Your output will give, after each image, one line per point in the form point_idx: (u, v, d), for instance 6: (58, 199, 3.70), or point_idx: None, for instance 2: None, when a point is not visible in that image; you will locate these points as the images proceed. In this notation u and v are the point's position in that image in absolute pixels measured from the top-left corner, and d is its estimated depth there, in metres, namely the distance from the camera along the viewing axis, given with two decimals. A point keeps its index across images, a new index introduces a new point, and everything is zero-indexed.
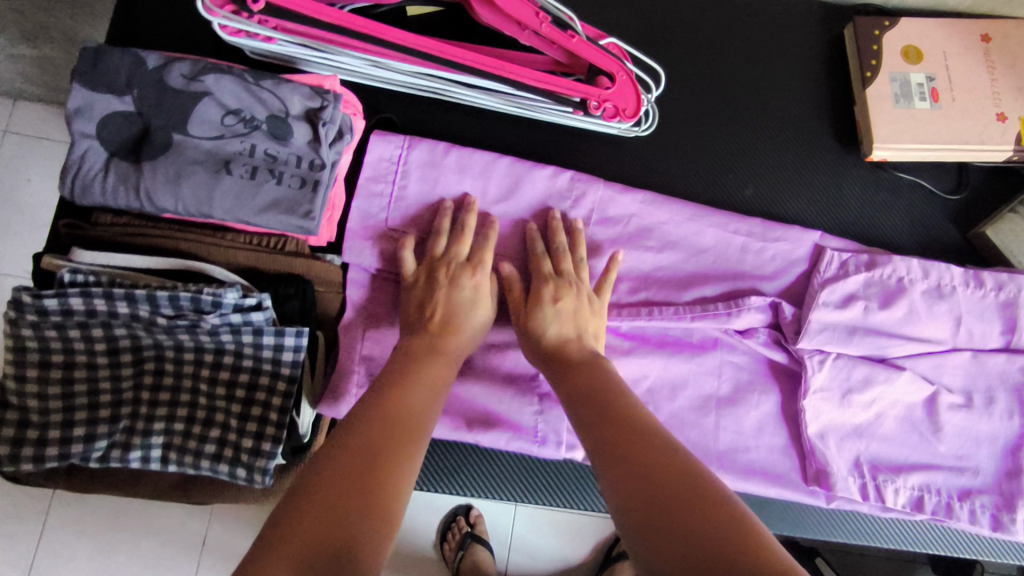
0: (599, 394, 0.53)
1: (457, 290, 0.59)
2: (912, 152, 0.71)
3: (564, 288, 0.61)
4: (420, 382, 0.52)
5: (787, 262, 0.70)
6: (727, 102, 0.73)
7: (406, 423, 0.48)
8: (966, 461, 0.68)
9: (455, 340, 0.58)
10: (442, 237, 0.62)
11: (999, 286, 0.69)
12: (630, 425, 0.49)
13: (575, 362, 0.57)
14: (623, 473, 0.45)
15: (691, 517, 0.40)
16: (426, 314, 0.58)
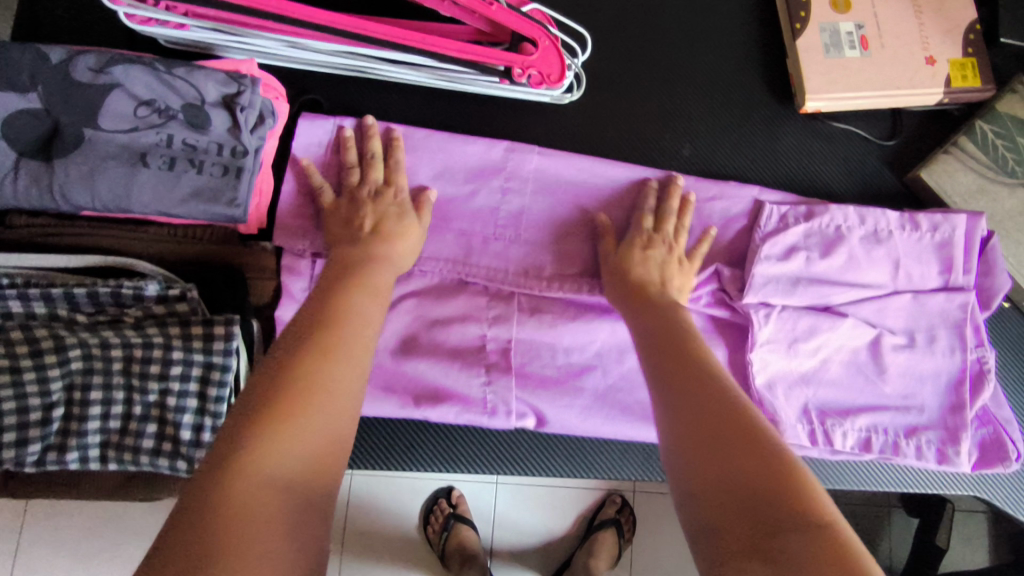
0: (671, 334, 0.53)
1: (385, 207, 0.59)
2: (845, 101, 0.71)
3: (657, 243, 0.63)
4: (352, 308, 0.50)
5: (726, 218, 0.70)
6: (659, 63, 0.73)
7: (330, 325, 0.47)
8: (912, 400, 0.69)
9: (392, 246, 0.57)
10: (357, 162, 0.61)
11: (935, 227, 0.69)
12: (700, 368, 0.49)
13: (650, 307, 0.57)
14: (688, 405, 0.46)
15: (754, 458, 0.40)
16: (358, 226, 0.57)
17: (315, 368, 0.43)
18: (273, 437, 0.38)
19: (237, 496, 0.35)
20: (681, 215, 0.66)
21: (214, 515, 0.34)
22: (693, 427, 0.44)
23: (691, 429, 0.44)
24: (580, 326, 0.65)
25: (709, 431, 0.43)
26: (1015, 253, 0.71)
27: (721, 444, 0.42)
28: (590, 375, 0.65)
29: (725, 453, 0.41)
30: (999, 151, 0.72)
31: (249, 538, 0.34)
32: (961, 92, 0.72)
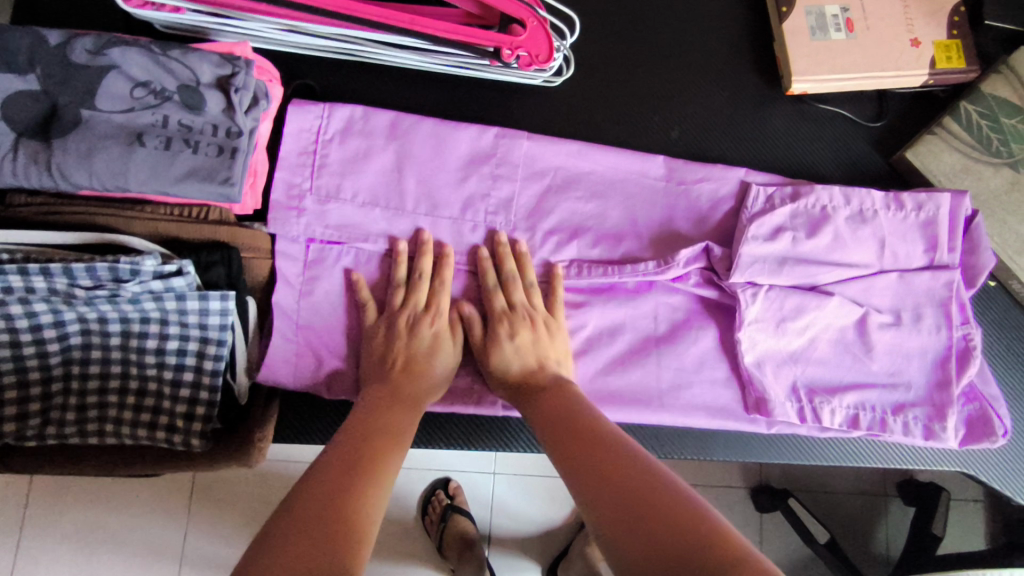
0: (562, 418, 0.57)
1: (419, 339, 0.62)
2: (831, 83, 0.72)
3: (519, 321, 0.64)
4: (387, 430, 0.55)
5: (713, 200, 0.71)
6: (647, 48, 0.74)
7: (382, 421, 0.56)
8: (898, 377, 0.70)
9: (419, 384, 0.61)
10: (399, 285, 0.64)
11: (919, 207, 0.70)
12: (598, 439, 0.53)
13: (547, 391, 0.60)
14: (590, 482, 0.50)
15: (656, 513, 0.45)
16: (388, 364, 0.61)
17: (371, 438, 0.54)
18: (331, 482, 0.48)
19: (322, 520, 0.44)
20: (523, 276, 0.66)
21: (301, 534, 0.43)
22: (597, 502, 0.48)
23: (598, 499, 0.48)
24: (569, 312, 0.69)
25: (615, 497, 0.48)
26: (999, 232, 0.72)
27: (625, 508, 0.46)
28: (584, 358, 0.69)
29: (633, 516, 0.46)
30: (986, 133, 0.73)
31: None
32: (946, 73, 0.73)
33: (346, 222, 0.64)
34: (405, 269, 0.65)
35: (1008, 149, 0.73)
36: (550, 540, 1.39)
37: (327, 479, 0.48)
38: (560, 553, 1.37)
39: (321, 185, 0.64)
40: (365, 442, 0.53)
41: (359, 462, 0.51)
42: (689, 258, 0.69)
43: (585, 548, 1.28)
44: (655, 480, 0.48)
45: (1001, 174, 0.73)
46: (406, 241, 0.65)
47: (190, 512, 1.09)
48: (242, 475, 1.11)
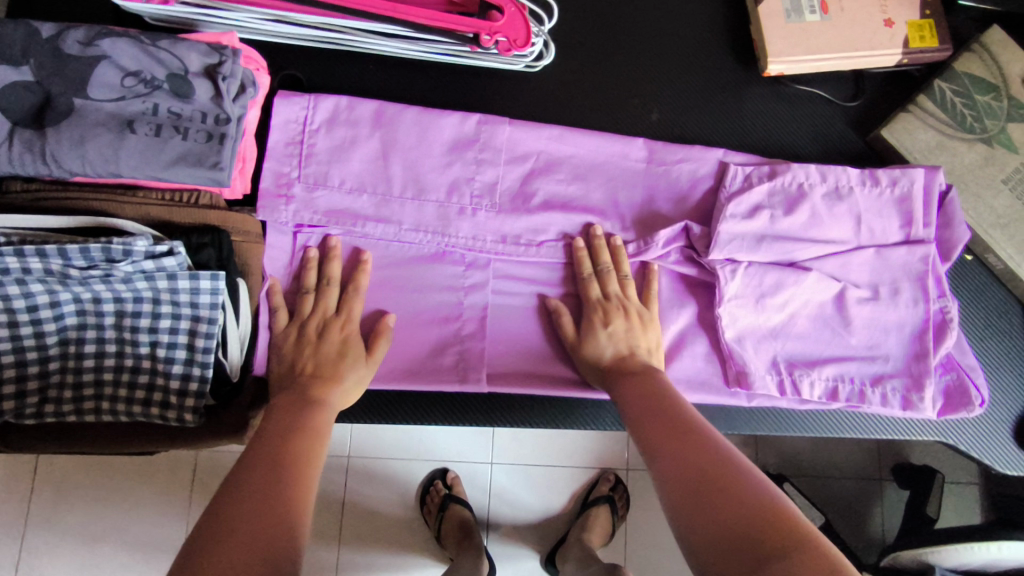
0: (649, 397, 0.60)
1: (328, 343, 0.61)
2: (806, 63, 0.74)
3: (614, 311, 0.66)
4: (306, 430, 0.54)
5: (692, 180, 0.73)
6: (625, 33, 0.75)
7: (304, 419, 0.55)
8: (877, 350, 0.72)
9: (328, 392, 0.59)
10: (308, 291, 0.64)
11: (894, 182, 0.72)
12: (683, 423, 0.55)
13: (632, 374, 0.63)
14: (675, 458, 0.52)
15: (734, 496, 0.47)
16: (298, 370, 0.60)
17: (295, 431, 0.54)
18: (266, 471, 0.48)
19: (259, 507, 0.45)
20: (618, 269, 0.69)
21: (239, 520, 0.43)
22: (680, 476, 0.50)
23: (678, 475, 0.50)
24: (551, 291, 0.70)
25: (694, 475, 0.50)
26: (974, 206, 0.74)
27: (703, 488, 0.48)
28: None
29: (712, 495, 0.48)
30: (959, 110, 0.75)
31: None
32: (919, 53, 0.75)
33: (333, 206, 0.66)
34: (315, 275, 0.65)
35: (982, 124, 0.75)
36: (548, 527, 1.41)
37: (261, 469, 0.49)
38: (558, 540, 1.39)
39: (309, 174, 0.65)
40: (293, 434, 0.53)
41: (286, 453, 0.51)
42: (668, 238, 0.70)
43: (582, 534, 1.29)
44: (736, 467, 0.49)
45: (974, 149, 0.75)
46: (315, 249, 0.66)
47: (192, 503, 1.11)
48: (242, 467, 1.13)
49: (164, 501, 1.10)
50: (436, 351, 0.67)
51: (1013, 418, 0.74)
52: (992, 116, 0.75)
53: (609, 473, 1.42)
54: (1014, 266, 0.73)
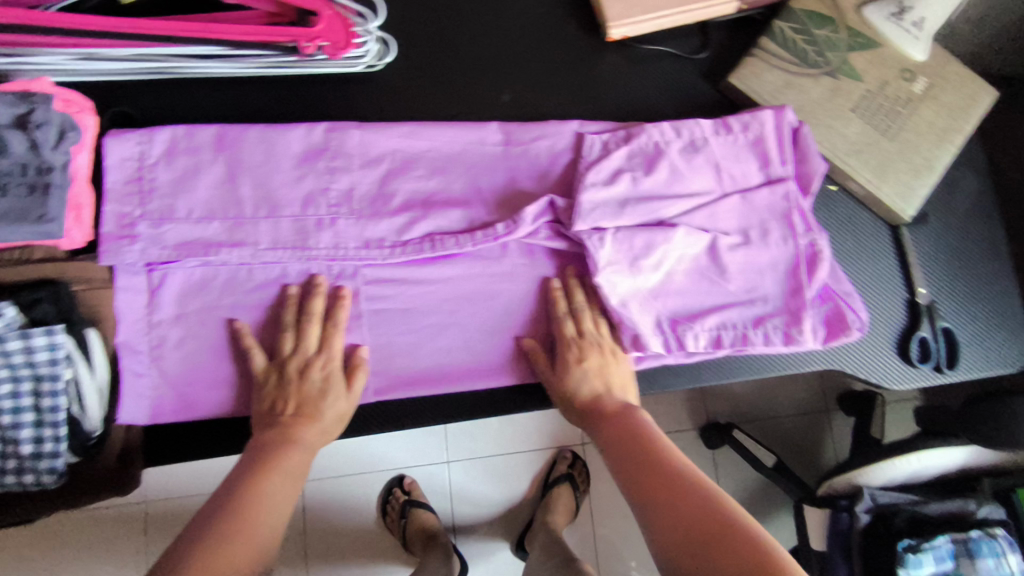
0: (636, 445, 0.60)
1: (310, 382, 0.62)
2: (647, 23, 0.75)
3: (589, 348, 0.68)
4: (277, 475, 0.55)
5: (552, 155, 0.73)
6: (466, 18, 0.75)
7: (275, 461, 0.56)
8: (755, 293, 0.73)
9: (311, 429, 0.60)
10: (287, 330, 0.64)
11: (746, 127, 0.73)
12: (669, 477, 0.56)
13: (614, 423, 0.64)
14: (664, 517, 0.52)
15: (725, 553, 0.47)
16: (279, 410, 0.61)
17: (259, 476, 0.55)
18: (239, 522, 0.50)
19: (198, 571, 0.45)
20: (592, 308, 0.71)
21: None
22: (670, 537, 0.51)
23: (674, 533, 0.51)
24: (424, 286, 0.69)
25: (688, 532, 0.50)
26: (829, 137, 0.76)
27: (696, 543, 0.49)
28: (451, 334, 0.69)
29: (706, 552, 0.48)
30: (802, 46, 0.77)
31: None
32: None
33: (184, 239, 0.64)
34: (294, 313, 0.65)
35: (824, 58, 0.77)
36: (513, 514, 1.42)
37: (234, 520, 0.50)
38: (525, 525, 1.40)
39: (153, 211, 0.64)
40: (259, 478, 0.54)
41: (254, 498, 0.52)
42: (536, 214, 0.69)
43: (546, 516, 1.31)
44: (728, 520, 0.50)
45: (821, 83, 0.77)
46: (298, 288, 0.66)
47: (148, 549, 1.13)
48: (195, 510, 1.15)
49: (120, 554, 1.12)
50: None
51: (895, 335, 0.76)
52: (833, 49, 0.77)
53: (565, 450, 1.45)
54: (873, 189, 0.75)
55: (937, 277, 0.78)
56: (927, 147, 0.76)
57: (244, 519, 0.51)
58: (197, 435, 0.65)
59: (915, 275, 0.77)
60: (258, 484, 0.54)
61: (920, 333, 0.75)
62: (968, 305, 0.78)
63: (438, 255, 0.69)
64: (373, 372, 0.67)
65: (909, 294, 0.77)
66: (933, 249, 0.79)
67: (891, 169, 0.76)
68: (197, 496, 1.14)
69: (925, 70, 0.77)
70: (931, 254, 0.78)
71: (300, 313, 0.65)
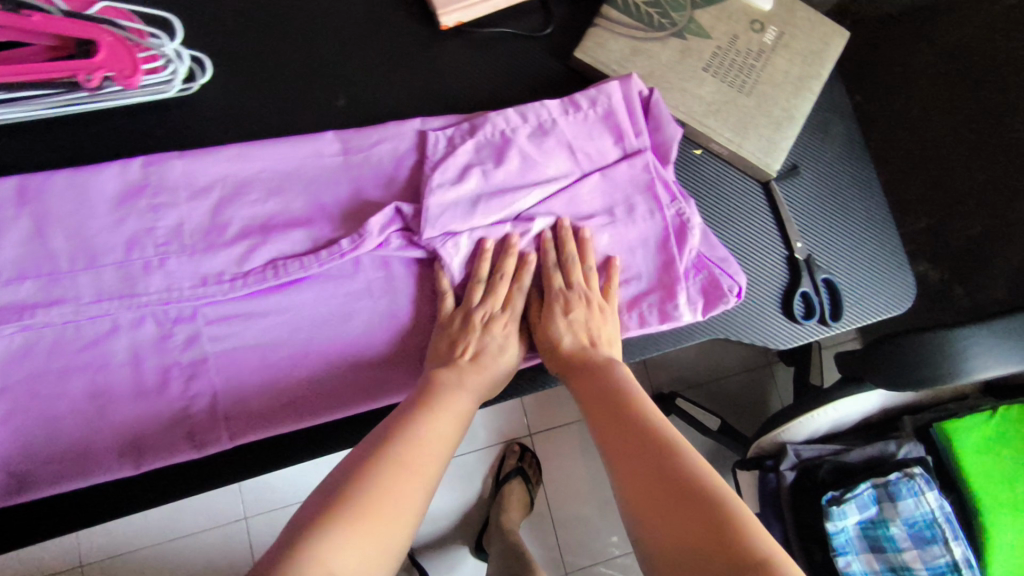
0: (608, 389, 0.58)
1: (491, 336, 0.64)
2: (477, 6, 0.70)
3: (575, 300, 0.66)
4: (445, 414, 0.56)
5: (397, 159, 0.69)
6: (287, 24, 0.70)
7: (433, 398, 0.58)
8: (627, 272, 0.71)
9: (482, 375, 0.62)
10: (479, 282, 0.66)
11: (593, 102, 0.70)
12: (640, 423, 0.52)
13: (593, 369, 0.60)
14: (628, 466, 0.49)
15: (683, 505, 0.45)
16: (457, 353, 0.63)
17: (406, 422, 0.54)
18: (385, 467, 0.49)
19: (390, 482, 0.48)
20: (583, 260, 0.68)
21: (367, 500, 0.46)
22: (630, 477, 0.49)
23: (635, 485, 0.48)
24: (271, 316, 0.65)
25: (652, 482, 0.47)
26: (683, 100, 0.73)
27: (656, 496, 0.46)
28: (308, 362, 0.65)
29: (664, 504, 0.45)
30: (644, 10, 0.73)
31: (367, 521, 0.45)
32: None
33: None
34: (486, 267, 0.66)
35: (669, 19, 0.74)
36: (469, 518, 1.39)
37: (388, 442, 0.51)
38: (482, 526, 1.38)
39: None
40: (391, 428, 0.54)
41: (410, 440, 0.52)
42: (383, 224, 0.66)
43: (499, 517, 1.30)
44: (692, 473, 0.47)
45: (670, 45, 0.73)
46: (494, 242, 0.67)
47: None
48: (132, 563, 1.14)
49: None
50: (168, 422, 0.62)
51: (778, 294, 0.74)
52: (677, 9, 0.74)
53: (513, 444, 1.42)
54: (735, 147, 0.73)
55: (813, 229, 0.76)
56: (785, 98, 0.74)
57: (390, 474, 0.49)
58: (48, 509, 0.62)
59: (790, 229, 0.75)
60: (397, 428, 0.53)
61: (801, 289, 0.73)
62: (848, 253, 0.76)
63: (285, 282, 0.65)
64: (225, 417, 0.62)
65: (787, 249, 0.75)
66: (806, 200, 0.77)
67: (752, 124, 0.73)
68: (136, 552, 1.14)
69: (773, 19, 0.75)
70: (804, 206, 0.77)
71: (494, 271, 0.67)
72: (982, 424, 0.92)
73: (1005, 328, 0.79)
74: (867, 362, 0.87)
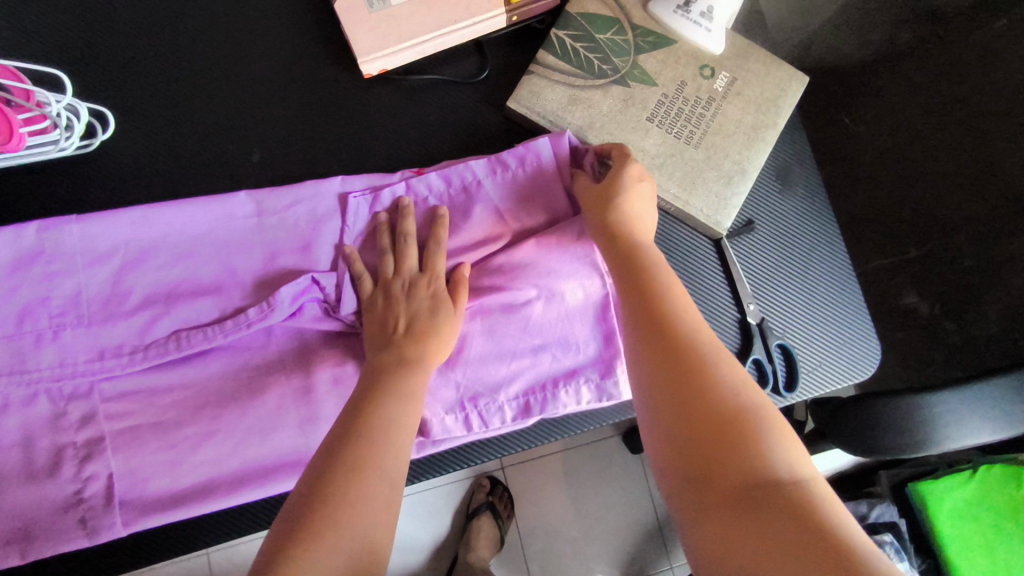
0: (662, 322, 0.49)
1: (418, 300, 0.57)
2: (404, 53, 0.66)
3: (638, 186, 0.58)
4: (392, 391, 0.50)
5: (315, 220, 0.64)
6: (203, 76, 0.66)
7: (378, 381, 0.51)
8: (566, 344, 0.64)
9: (421, 345, 0.54)
10: (387, 253, 0.60)
11: (521, 161, 0.64)
12: (693, 353, 0.47)
13: (641, 275, 0.53)
14: (696, 426, 0.43)
15: (742, 457, 0.41)
16: (391, 329, 0.55)
17: (329, 485, 0.42)
18: (352, 558, 0.40)
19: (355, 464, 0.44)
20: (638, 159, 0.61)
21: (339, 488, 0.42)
22: (689, 436, 0.43)
23: (689, 427, 0.43)
24: (176, 392, 0.60)
25: (705, 423, 0.43)
26: None
27: (711, 442, 0.42)
28: (212, 442, 0.60)
29: (720, 453, 0.42)
30: (583, 56, 0.69)
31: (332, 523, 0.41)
32: (526, 5, 0.68)
33: None
34: (390, 237, 0.62)
35: (611, 65, 0.69)
36: (439, 555, 1.27)
37: (371, 419, 0.47)
38: (451, 563, 1.26)
39: None
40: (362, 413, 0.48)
41: (371, 434, 0.46)
42: (295, 293, 0.60)
43: (468, 556, 1.19)
44: (756, 420, 0.42)
45: (611, 94, 0.69)
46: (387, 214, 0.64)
47: None
48: None
49: None
50: (61, 508, 0.57)
51: None
52: (620, 54, 0.69)
53: (482, 477, 1.30)
54: (682, 204, 0.67)
55: (767, 291, 0.71)
56: (737, 149, 0.69)
57: (361, 463, 0.44)
58: None
59: (742, 290, 0.69)
60: (332, 494, 0.42)
61: (754, 356, 0.68)
62: (805, 317, 0.71)
63: (190, 354, 0.60)
64: (122, 501, 0.58)
65: (739, 312, 0.69)
66: (761, 259, 0.71)
67: (700, 179, 0.68)
68: None
69: (725, 63, 0.70)
70: (758, 265, 0.71)
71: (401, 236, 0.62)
72: (960, 487, 0.86)
73: (1001, 387, 0.63)
74: (833, 419, 0.69)
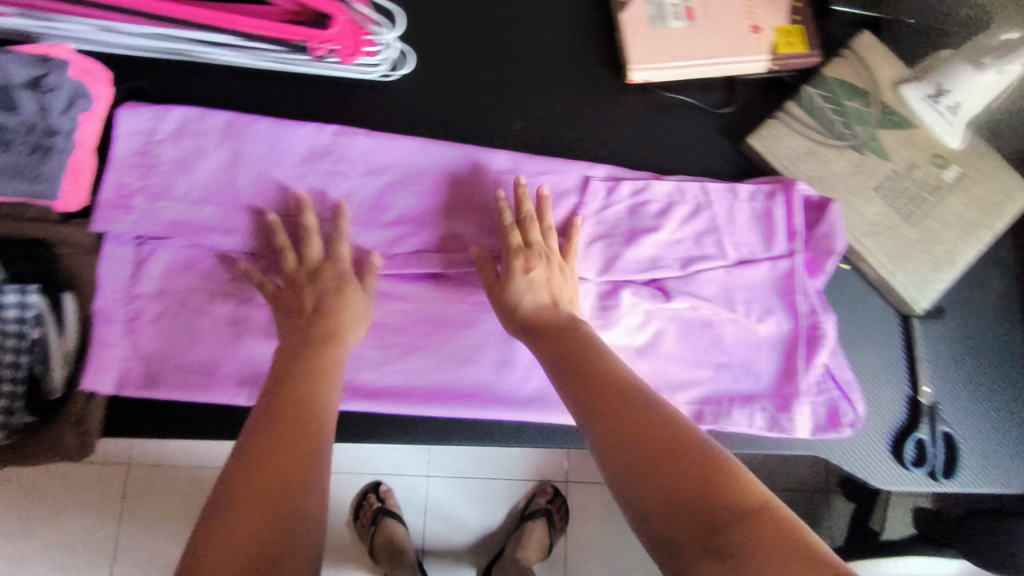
0: (593, 389, 0.51)
1: (321, 284, 0.62)
2: (669, 71, 0.73)
3: (535, 257, 0.62)
4: (309, 372, 0.54)
5: (558, 192, 0.71)
6: (491, 44, 0.75)
7: (301, 361, 0.55)
8: (748, 368, 0.70)
9: (330, 321, 0.59)
10: (310, 234, 0.64)
11: (752, 197, 0.71)
12: (635, 404, 0.49)
13: (577, 344, 0.56)
14: (655, 486, 0.44)
15: (723, 503, 0.42)
16: (307, 306, 0.60)
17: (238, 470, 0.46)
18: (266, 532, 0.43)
19: (270, 442, 0.48)
20: (541, 219, 0.66)
21: (260, 464, 0.46)
22: (656, 492, 0.44)
23: (667, 488, 0.44)
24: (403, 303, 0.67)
25: (676, 475, 0.44)
26: (845, 213, 0.72)
27: (689, 496, 0.43)
28: (420, 355, 0.68)
29: (698, 507, 0.42)
30: (829, 116, 0.74)
31: (249, 496, 0.44)
32: (788, 58, 0.74)
33: (177, 217, 0.64)
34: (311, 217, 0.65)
35: (852, 130, 0.74)
36: (485, 544, 1.28)
37: (287, 390, 0.52)
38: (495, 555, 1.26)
39: (152, 185, 0.65)
40: (269, 400, 0.52)
41: (271, 415, 0.50)
42: None
43: (515, 552, 1.17)
44: (699, 456, 0.45)
45: (845, 156, 0.74)
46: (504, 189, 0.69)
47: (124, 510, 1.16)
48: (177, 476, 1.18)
49: (97, 506, 1.15)
50: None
51: (891, 433, 0.71)
52: (863, 123, 0.74)
53: (546, 484, 1.28)
54: (886, 274, 0.71)
55: (944, 380, 0.73)
56: (952, 239, 0.72)
57: (271, 445, 0.48)
58: (175, 417, 0.65)
59: (920, 371, 0.72)
60: (248, 480, 0.45)
61: (917, 434, 0.70)
62: (976, 415, 0.73)
63: (426, 273, 0.68)
64: None
65: (911, 390, 0.72)
66: (943, 349, 0.74)
67: (910, 256, 0.71)
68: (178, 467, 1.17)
69: (958, 158, 0.74)
70: (942, 354, 0.74)
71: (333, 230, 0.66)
72: None
73: None
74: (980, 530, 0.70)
